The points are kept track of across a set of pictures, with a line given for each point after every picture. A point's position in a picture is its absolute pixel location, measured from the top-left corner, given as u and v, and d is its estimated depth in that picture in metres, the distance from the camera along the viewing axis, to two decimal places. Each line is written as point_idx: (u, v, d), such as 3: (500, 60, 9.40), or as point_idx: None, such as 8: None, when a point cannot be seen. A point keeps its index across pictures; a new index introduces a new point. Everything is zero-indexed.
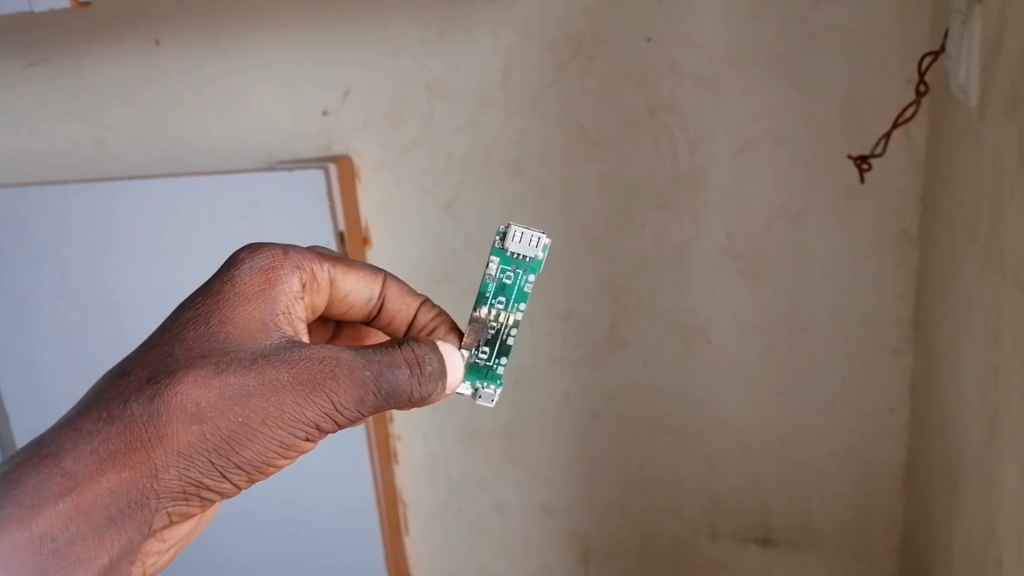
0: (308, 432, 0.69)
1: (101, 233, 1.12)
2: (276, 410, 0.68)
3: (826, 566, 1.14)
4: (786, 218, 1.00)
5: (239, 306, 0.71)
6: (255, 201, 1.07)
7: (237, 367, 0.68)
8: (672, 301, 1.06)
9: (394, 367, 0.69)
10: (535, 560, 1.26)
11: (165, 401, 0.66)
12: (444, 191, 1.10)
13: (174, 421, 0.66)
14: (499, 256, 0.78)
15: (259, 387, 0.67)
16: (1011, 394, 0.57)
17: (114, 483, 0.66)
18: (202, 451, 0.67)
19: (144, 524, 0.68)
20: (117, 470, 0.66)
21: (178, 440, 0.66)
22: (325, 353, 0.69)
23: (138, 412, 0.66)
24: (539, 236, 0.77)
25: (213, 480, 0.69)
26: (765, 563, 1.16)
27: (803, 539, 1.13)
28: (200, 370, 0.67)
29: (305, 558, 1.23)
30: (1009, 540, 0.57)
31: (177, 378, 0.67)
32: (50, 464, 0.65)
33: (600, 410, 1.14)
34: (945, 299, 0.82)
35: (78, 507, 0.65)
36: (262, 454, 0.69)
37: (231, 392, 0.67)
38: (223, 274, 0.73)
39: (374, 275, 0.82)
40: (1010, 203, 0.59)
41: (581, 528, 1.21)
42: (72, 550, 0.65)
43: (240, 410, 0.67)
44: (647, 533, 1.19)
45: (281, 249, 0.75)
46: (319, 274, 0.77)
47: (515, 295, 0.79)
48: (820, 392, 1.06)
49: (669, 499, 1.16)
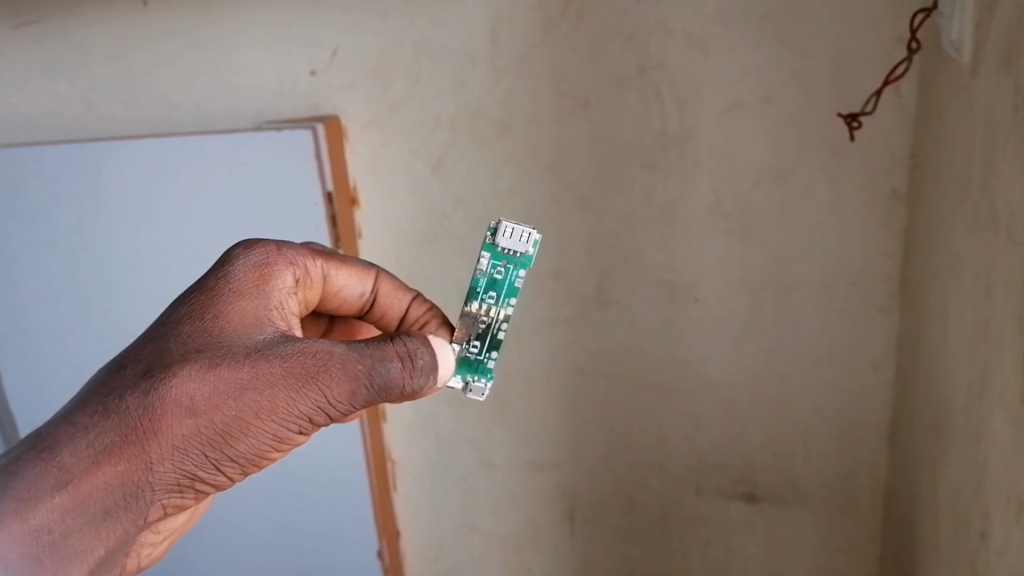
0: (301, 425, 0.70)
1: (90, 193, 1.11)
2: (271, 403, 0.68)
3: (810, 521, 1.15)
4: (773, 177, 1.00)
5: (233, 301, 0.71)
6: (243, 159, 1.06)
7: (232, 360, 0.68)
8: (659, 260, 1.06)
9: (386, 361, 0.69)
10: (522, 517, 1.27)
11: (161, 395, 0.66)
12: (433, 151, 1.09)
13: (170, 415, 0.66)
14: (490, 251, 0.79)
15: (253, 380, 0.68)
16: (1004, 346, 0.57)
17: (110, 476, 0.66)
18: (197, 444, 0.68)
19: (138, 517, 0.68)
20: (114, 463, 0.66)
21: (173, 434, 0.67)
22: (317, 348, 0.70)
23: (135, 407, 0.66)
24: (530, 231, 0.78)
25: (207, 473, 0.69)
26: (749, 518, 1.17)
27: (787, 495, 1.15)
28: (196, 364, 0.67)
29: (298, 518, 1.23)
30: (995, 494, 0.57)
31: (173, 372, 0.67)
32: (47, 458, 0.64)
33: (587, 368, 1.14)
34: (934, 258, 0.82)
35: (75, 501, 0.64)
36: (255, 447, 0.69)
37: (226, 386, 0.67)
38: (217, 270, 0.73)
39: (367, 270, 0.82)
40: (1003, 159, 0.59)
41: (568, 485, 1.22)
42: (69, 542, 0.64)
43: (235, 403, 0.67)
44: (633, 489, 1.20)
45: (276, 246, 0.76)
46: (313, 270, 0.77)
47: (505, 290, 0.80)
48: (805, 351, 1.06)
49: (655, 456, 1.17)
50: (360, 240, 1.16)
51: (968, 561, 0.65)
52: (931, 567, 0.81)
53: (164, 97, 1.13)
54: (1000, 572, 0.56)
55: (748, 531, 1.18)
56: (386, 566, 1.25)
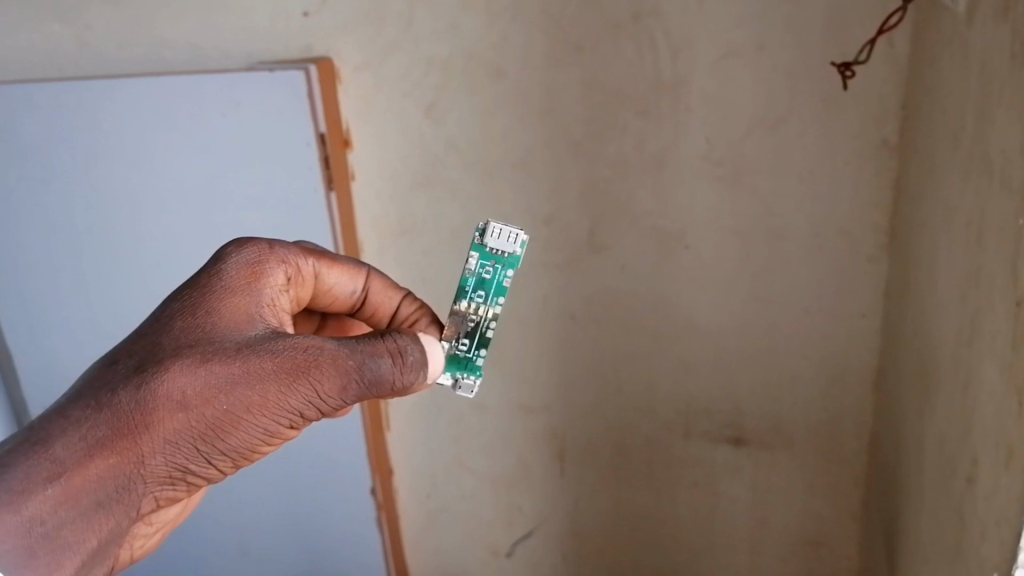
0: (291, 420, 0.71)
1: (84, 134, 1.09)
2: (260, 398, 0.69)
3: (796, 464, 1.17)
4: (766, 124, 0.99)
5: (226, 297, 0.72)
6: (236, 100, 1.05)
7: (223, 356, 0.69)
8: (651, 207, 1.06)
9: (376, 356, 0.70)
10: (513, 458, 1.29)
11: (152, 390, 0.67)
12: (425, 93, 1.08)
13: (159, 410, 0.67)
14: (478, 251, 0.80)
15: (243, 375, 0.68)
16: (996, 295, 0.57)
17: (101, 469, 0.67)
18: (188, 438, 0.69)
19: (130, 508, 0.70)
20: (104, 457, 0.67)
21: (163, 429, 0.68)
22: (308, 343, 0.70)
23: (125, 402, 0.67)
24: (518, 231, 0.78)
25: (198, 466, 0.71)
26: (737, 462, 1.19)
27: (773, 439, 1.16)
28: (186, 359, 0.68)
29: (295, 455, 1.25)
30: (984, 440, 0.58)
31: (163, 367, 0.68)
32: (39, 451, 0.66)
33: (578, 313, 1.15)
34: (924, 207, 0.82)
35: (66, 495, 0.66)
36: (245, 441, 0.71)
37: (216, 381, 0.68)
38: (210, 267, 0.74)
39: (358, 268, 0.84)
40: (998, 108, 0.59)
41: (558, 427, 1.24)
42: (62, 533, 0.67)
43: (225, 398, 0.68)
44: (622, 432, 1.22)
45: (267, 244, 0.76)
46: (304, 268, 0.79)
47: (494, 289, 0.81)
48: (794, 298, 1.07)
49: (644, 400, 1.19)
50: (354, 183, 1.15)
51: (954, 505, 0.66)
52: (916, 511, 0.82)
53: (154, 39, 1.11)
54: (986, 517, 0.57)
55: (734, 474, 1.20)
56: (379, 503, 1.28)
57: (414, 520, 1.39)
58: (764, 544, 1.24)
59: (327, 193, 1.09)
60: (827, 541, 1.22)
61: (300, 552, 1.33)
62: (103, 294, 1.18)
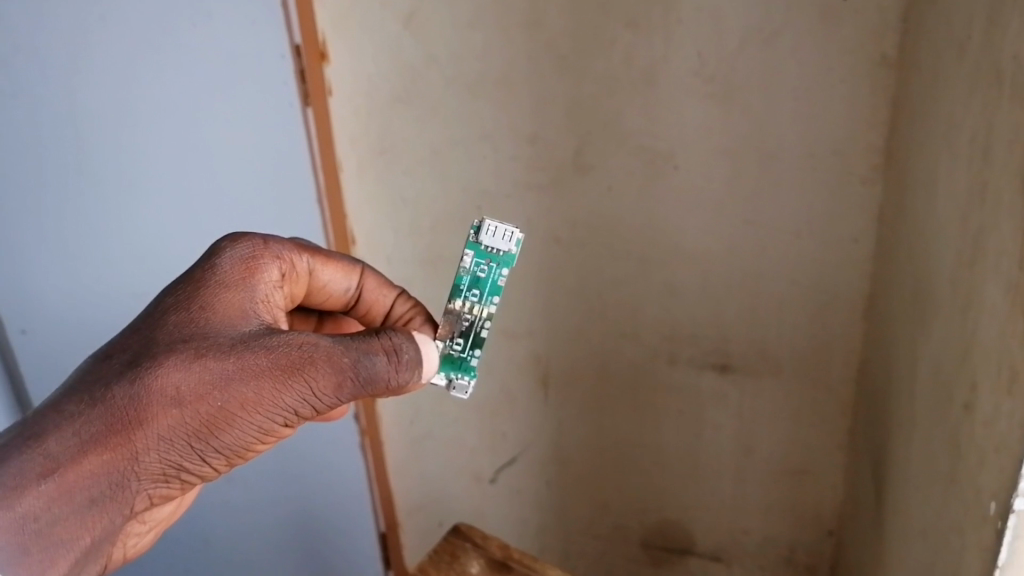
0: (287, 417, 0.68)
1: (70, 50, 1.02)
2: (256, 395, 0.65)
3: (782, 392, 1.15)
4: (760, 38, 0.93)
5: (220, 293, 0.68)
6: (207, 10, 0.99)
7: (218, 351, 0.65)
8: (640, 124, 1.01)
9: (371, 354, 0.67)
10: (497, 383, 1.27)
11: (146, 384, 0.63)
12: (402, 3, 1.02)
13: (154, 406, 0.63)
14: (473, 249, 0.77)
15: (239, 372, 0.65)
16: (1004, 212, 0.53)
17: (95, 466, 0.62)
18: (183, 435, 0.65)
19: (123, 507, 0.66)
20: (99, 454, 0.62)
21: (158, 427, 0.64)
22: (304, 339, 0.67)
23: (119, 397, 0.63)
24: (514, 230, 0.76)
25: (192, 464, 0.67)
26: (723, 388, 1.17)
27: (761, 365, 1.13)
28: (181, 354, 0.64)
29: None
30: (986, 365, 0.55)
31: (157, 361, 0.64)
32: (31, 444, 0.61)
33: (563, 236, 1.11)
34: (925, 124, 0.78)
35: (60, 492, 0.61)
36: (241, 438, 0.67)
37: (212, 377, 0.64)
38: (204, 262, 0.71)
39: (353, 266, 0.81)
40: (1013, 9, 0.54)
41: (543, 352, 1.22)
42: (55, 531, 0.61)
43: (220, 394, 0.65)
44: (606, 358, 1.19)
45: (262, 240, 0.73)
46: (299, 264, 0.75)
47: (489, 288, 0.78)
48: (784, 222, 1.02)
49: (629, 325, 1.16)
50: (331, 98, 1.12)
51: (949, 434, 0.64)
52: (906, 438, 0.80)
53: None
54: (985, 445, 0.55)
55: (720, 401, 1.18)
56: (362, 429, 1.31)
57: (398, 447, 1.40)
58: (748, 471, 1.23)
59: (304, 109, 1.07)
60: (812, 469, 1.20)
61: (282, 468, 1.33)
62: (78, 230, 1.14)
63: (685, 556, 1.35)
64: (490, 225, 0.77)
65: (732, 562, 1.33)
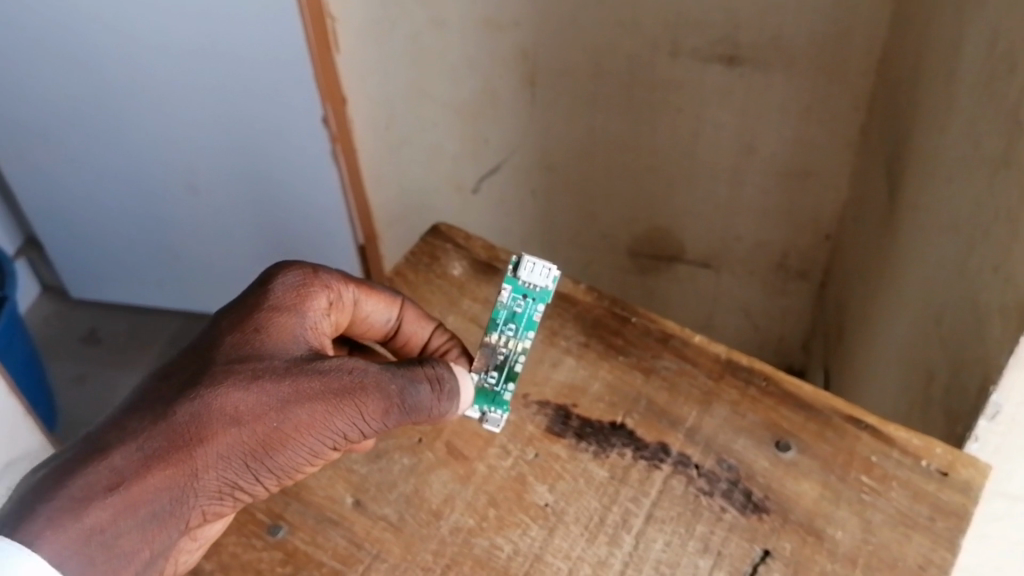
0: (341, 447, 0.58)
1: None
2: (314, 421, 0.56)
3: (791, 86, 1.04)
4: None
5: (269, 317, 0.59)
6: None
7: (275, 372, 0.56)
8: None
9: (416, 383, 0.58)
10: (478, 81, 1.16)
11: (207, 405, 0.55)
12: None
13: (210, 426, 0.55)
14: (508, 285, 0.65)
15: (296, 396, 0.56)
16: None
17: (156, 487, 0.53)
18: (244, 460, 0.56)
19: (181, 530, 0.56)
20: (156, 473, 0.53)
21: (213, 452, 0.55)
22: (355, 363, 0.58)
23: (178, 414, 0.54)
24: (552, 265, 0.65)
25: (250, 491, 0.57)
26: (727, 83, 1.06)
27: (771, 54, 1.02)
28: (239, 374, 0.56)
29: (226, 55, 1.19)
30: None
31: (215, 380, 0.56)
32: (93, 459, 0.52)
33: None
34: None
35: (120, 512, 0.52)
36: (297, 466, 0.58)
37: (270, 399, 0.56)
38: (254, 288, 0.61)
39: (394, 296, 0.66)
40: None
41: (528, 46, 1.10)
42: (117, 547, 0.53)
43: (277, 415, 0.56)
44: (600, 48, 1.07)
45: (312, 267, 0.62)
46: (345, 299, 0.63)
47: (524, 324, 0.66)
48: None
49: (627, 12, 1.02)
50: None
51: (1006, 111, 0.56)
52: (938, 123, 0.72)
53: None
54: None
55: (724, 96, 1.07)
56: (332, 135, 1.27)
57: (372, 157, 1.33)
58: (747, 175, 1.16)
59: None
60: (815, 170, 1.13)
61: (244, 159, 1.33)
62: None
63: (673, 263, 1.32)
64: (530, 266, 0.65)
65: (721, 268, 1.30)
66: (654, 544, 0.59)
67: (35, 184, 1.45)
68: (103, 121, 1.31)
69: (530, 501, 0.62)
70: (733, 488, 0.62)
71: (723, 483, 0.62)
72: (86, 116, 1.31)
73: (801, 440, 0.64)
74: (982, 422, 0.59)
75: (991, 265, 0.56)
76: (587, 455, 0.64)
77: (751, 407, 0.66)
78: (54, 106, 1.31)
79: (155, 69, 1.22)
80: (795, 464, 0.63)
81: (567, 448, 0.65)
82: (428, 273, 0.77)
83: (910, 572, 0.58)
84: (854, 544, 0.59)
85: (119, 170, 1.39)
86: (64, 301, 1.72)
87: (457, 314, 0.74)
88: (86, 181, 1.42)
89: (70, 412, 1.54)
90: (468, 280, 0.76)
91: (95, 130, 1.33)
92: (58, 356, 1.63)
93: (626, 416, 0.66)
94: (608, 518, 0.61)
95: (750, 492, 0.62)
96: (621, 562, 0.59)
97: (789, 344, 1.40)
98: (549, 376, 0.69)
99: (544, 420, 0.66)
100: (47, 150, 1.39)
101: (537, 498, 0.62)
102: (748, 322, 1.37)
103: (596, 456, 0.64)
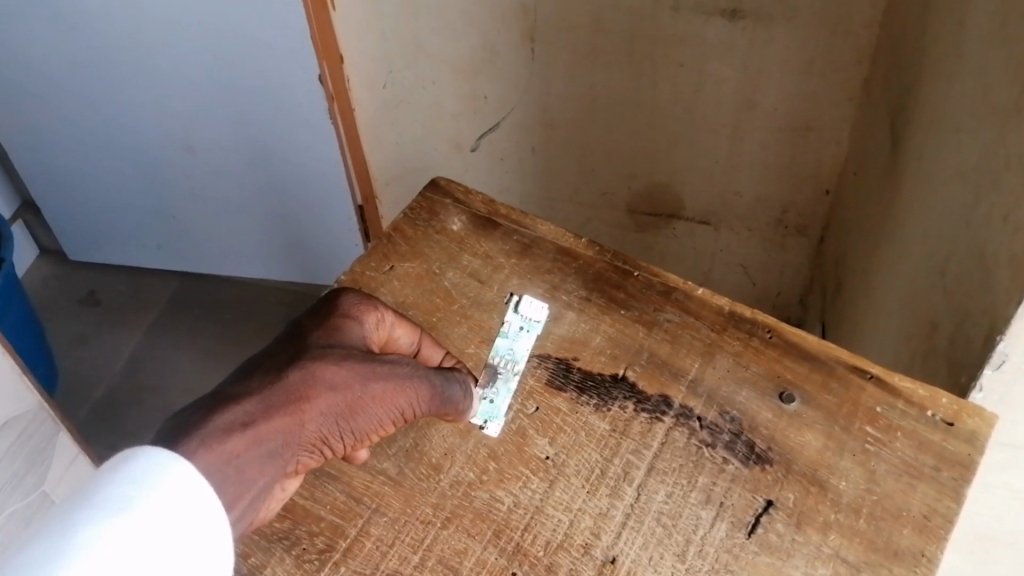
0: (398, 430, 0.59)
1: None
2: (394, 398, 0.57)
3: (795, 41, 1.03)
4: None
5: (335, 320, 0.60)
6: None
7: (360, 353, 0.57)
8: None
9: (452, 383, 0.61)
10: (477, 38, 1.14)
11: (312, 370, 0.55)
12: None
13: (316, 389, 0.55)
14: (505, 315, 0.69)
15: (381, 373, 0.57)
16: None
17: (271, 439, 0.52)
18: (335, 430, 0.55)
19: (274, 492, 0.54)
20: (272, 421, 0.53)
21: (315, 415, 0.54)
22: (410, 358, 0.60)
23: (283, 376, 0.54)
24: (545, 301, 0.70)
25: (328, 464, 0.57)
26: (730, 37, 1.04)
27: (775, 9, 1.00)
28: (333, 352, 0.57)
29: (218, 14, 1.16)
30: None
31: (314, 353, 0.56)
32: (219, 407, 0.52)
33: None
34: None
35: (247, 450, 0.51)
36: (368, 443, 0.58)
37: (362, 373, 0.56)
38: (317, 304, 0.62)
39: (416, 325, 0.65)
40: None
41: (528, 3, 1.08)
42: (242, 486, 0.51)
43: (366, 385, 0.56)
44: (602, 4, 1.05)
45: (366, 293, 0.63)
46: (384, 321, 0.62)
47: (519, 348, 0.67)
48: None
49: None
50: None
51: (1019, 59, 0.55)
52: (946, 73, 0.70)
53: None
54: None
55: (727, 51, 1.06)
56: (329, 94, 1.25)
57: (370, 114, 1.32)
58: (748, 131, 1.15)
59: None
60: (816, 126, 1.12)
61: (240, 120, 1.31)
62: None
63: (671, 220, 1.31)
64: (530, 301, 0.70)
65: (720, 225, 1.29)
66: (656, 495, 0.59)
67: (32, 146, 1.44)
68: (97, 82, 1.30)
69: (531, 454, 0.62)
70: (736, 440, 0.62)
71: (726, 435, 0.62)
72: (81, 77, 1.30)
73: (804, 391, 0.64)
74: (987, 371, 0.58)
75: (999, 214, 0.56)
76: (587, 409, 0.64)
77: (754, 358, 0.66)
78: (48, 68, 1.29)
79: (149, 27, 1.20)
80: (799, 415, 0.63)
81: (568, 401, 0.64)
82: (426, 229, 0.76)
83: (914, 521, 0.57)
84: (857, 494, 0.59)
85: (116, 131, 1.37)
86: (61, 263, 1.71)
87: (456, 269, 0.73)
88: (84, 142, 1.41)
89: (70, 374, 1.54)
90: (468, 235, 0.75)
91: (91, 91, 1.32)
92: (57, 317, 1.62)
93: (628, 369, 0.66)
94: (609, 471, 0.60)
95: (753, 444, 0.61)
96: (622, 514, 0.58)
97: (786, 299, 1.39)
98: (549, 329, 0.69)
99: (545, 373, 0.66)
100: (42, 112, 1.37)
101: (538, 451, 0.62)
102: (746, 278, 1.37)
103: (597, 409, 0.64)
